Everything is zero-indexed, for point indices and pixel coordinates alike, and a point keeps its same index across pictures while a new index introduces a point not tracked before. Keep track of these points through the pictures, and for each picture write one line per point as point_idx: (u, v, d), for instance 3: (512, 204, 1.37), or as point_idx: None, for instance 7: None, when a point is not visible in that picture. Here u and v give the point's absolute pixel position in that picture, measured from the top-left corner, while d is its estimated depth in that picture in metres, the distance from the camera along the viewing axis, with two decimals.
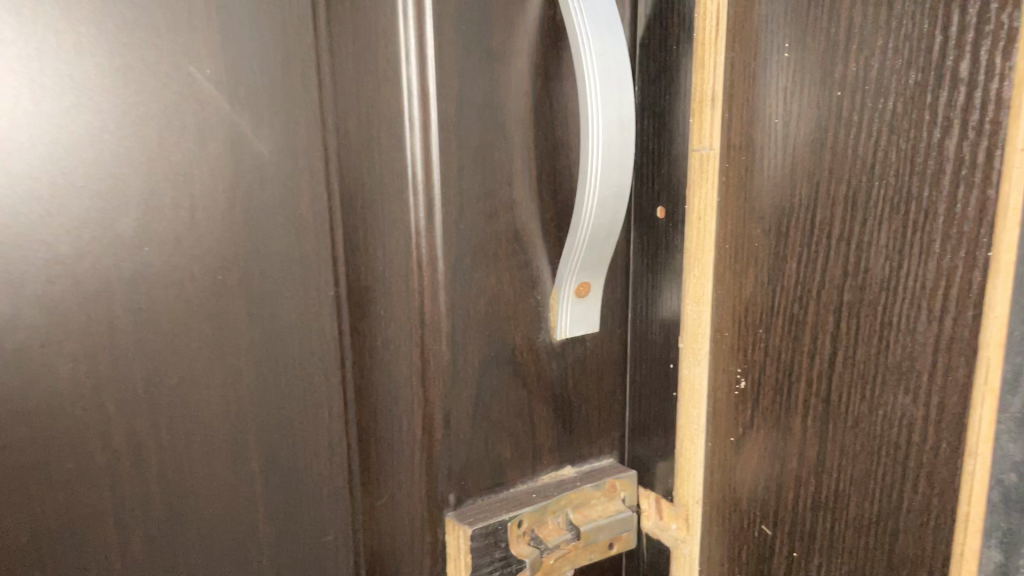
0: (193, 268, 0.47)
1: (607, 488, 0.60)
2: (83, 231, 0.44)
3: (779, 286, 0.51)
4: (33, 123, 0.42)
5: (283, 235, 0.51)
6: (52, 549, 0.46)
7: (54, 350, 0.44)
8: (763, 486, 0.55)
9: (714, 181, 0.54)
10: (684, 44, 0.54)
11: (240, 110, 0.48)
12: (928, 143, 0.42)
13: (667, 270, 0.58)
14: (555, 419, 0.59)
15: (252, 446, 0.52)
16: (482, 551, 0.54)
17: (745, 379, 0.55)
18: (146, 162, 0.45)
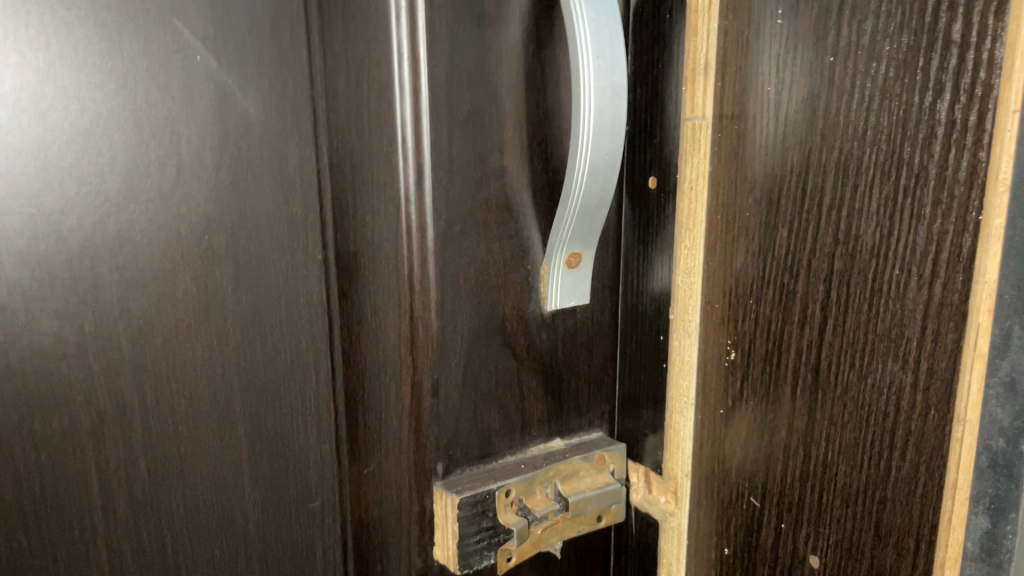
0: (180, 228, 0.48)
1: (596, 460, 0.60)
2: (69, 188, 0.45)
3: (770, 255, 0.51)
4: (20, 78, 0.43)
5: (270, 196, 0.52)
6: (33, 501, 0.47)
7: (39, 308, 0.45)
8: (752, 458, 0.54)
9: (706, 151, 0.53)
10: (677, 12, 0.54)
11: (227, 68, 0.49)
12: (919, 107, 0.42)
13: (658, 241, 0.58)
14: (544, 391, 0.59)
15: (238, 409, 0.53)
16: (469, 520, 0.53)
17: (735, 351, 0.55)
18: (132, 120, 0.46)
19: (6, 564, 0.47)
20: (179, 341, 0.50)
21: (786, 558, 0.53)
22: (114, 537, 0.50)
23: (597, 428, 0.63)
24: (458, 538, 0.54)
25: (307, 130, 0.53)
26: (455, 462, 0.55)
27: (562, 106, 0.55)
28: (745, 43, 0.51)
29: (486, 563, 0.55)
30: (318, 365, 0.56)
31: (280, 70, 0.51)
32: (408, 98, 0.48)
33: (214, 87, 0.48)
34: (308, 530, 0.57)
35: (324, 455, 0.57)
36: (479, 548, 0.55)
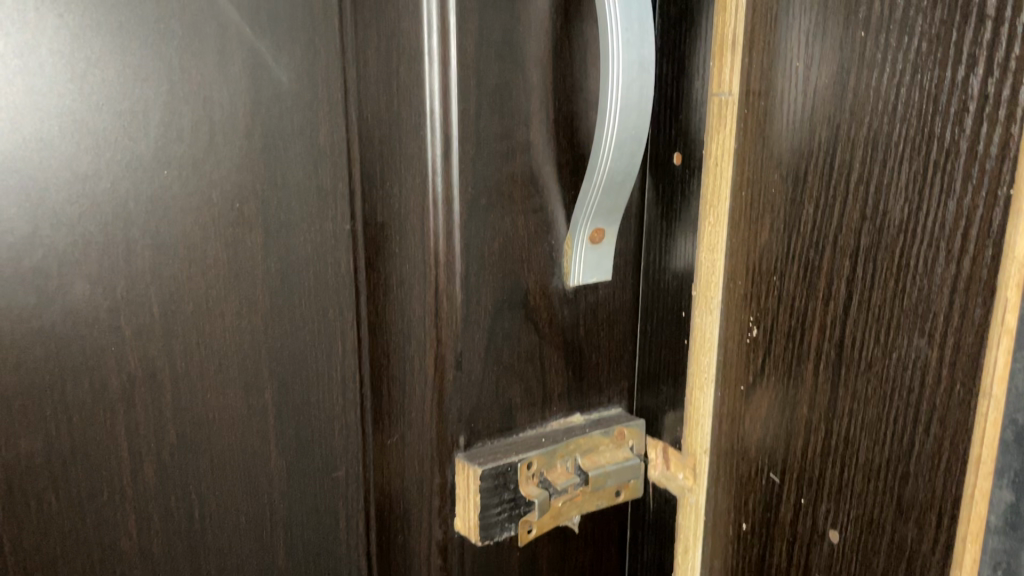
0: (212, 193, 0.49)
1: (616, 435, 0.61)
2: (103, 151, 0.46)
3: (796, 232, 0.51)
4: (57, 42, 0.44)
5: (300, 165, 0.52)
6: (63, 463, 0.48)
7: (71, 272, 0.46)
8: (773, 434, 0.55)
9: (732, 127, 0.54)
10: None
11: (260, 36, 0.49)
12: (952, 81, 0.42)
13: (682, 218, 0.58)
14: (565, 366, 0.59)
15: (265, 376, 0.54)
16: (491, 491, 0.54)
17: (757, 327, 0.55)
18: (165, 84, 0.47)
19: (36, 525, 0.48)
20: (208, 308, 0.51)
21: (805, 533, 0.53)
22: (143, 499, 0.51)
23: (615, 404, 0.63)
24: (480, 509, 0.54)
25: (337, 99, 0.53)
26: (476, 436, 0.55)
27: (588, 80, 0.55)
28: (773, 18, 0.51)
29: (506, 535, 0.56)
30: (345, 335, 0.57)
31: (312, 39, 0.51)
32: (437, 69, 0.48)
33: (246, 54, 0.49)
34: (330, 497, 0.59)
35: (349, 425, 0.59)
36: (501, 520, 0.55)
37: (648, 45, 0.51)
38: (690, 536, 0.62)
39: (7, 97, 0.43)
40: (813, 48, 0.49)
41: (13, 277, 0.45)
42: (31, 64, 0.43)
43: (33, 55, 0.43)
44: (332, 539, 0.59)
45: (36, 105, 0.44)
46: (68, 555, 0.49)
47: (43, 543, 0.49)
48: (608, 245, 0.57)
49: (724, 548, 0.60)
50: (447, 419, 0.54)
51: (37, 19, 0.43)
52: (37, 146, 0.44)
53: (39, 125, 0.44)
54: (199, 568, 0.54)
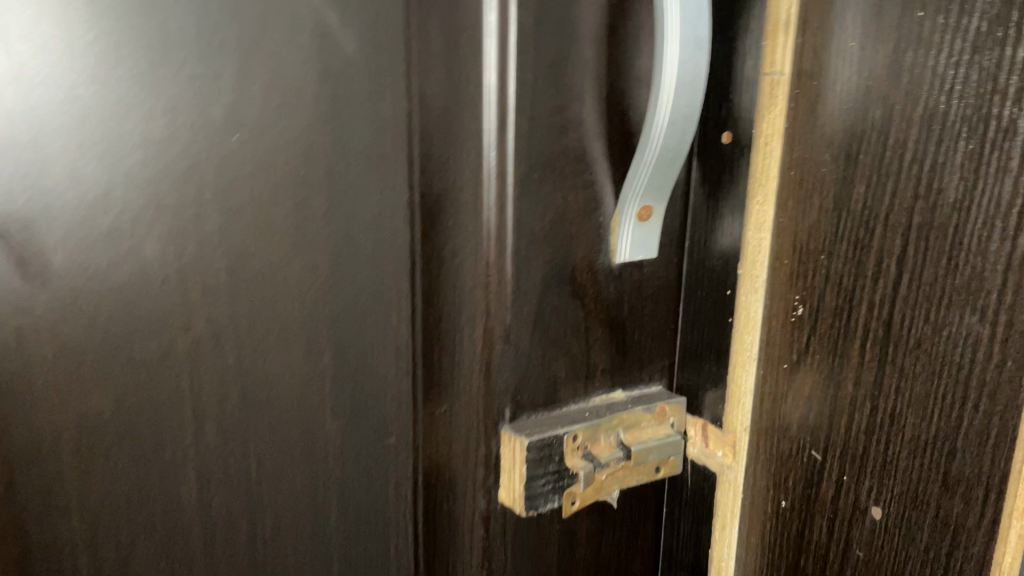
0: (278, 160, 0.51)
1: (657, 412, 0.61)
2: (177, 113, 0.47)
3: (846, 211, 0.52)
4: (136, 10, 0.45)
5: (363, 134, 0.54)
6: (130, 421, 0.50)
7: (143, 232, 0.48)
8: (816, 412, 0.56)
9: (783, 107, 0.54)
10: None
11: (329, 4, 0.50)
12: (1011, 60, 0.42)
13: (730, 197, 0.59)
14: (609, 342, 0.60)
15: (324, 339, 0.55)
16: (536, 462, 0.55)
17: (803, 307, 0.56)
18: (236, 52, 0.48)
19: (102, 480, 0.50)
20: (269, 274, 0.52)
21: (847, 509, 0.54)
22: (202, 460, 0.53)
23: (656, 382, 0.64)
24: (525, 479, 0.55)
25: (400, 69, 0.54)
26: (522, 408, 0.56)
27: (640, 57, 0.55)
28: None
29: (550, 506, 0.57)
30: (400, 305, 0.58)
31: (377, 11, 0.52)
32: (495, 42, 0.49)
33: (313, 24, 0.50)
34: (381, 465, 0.60)
35: (401, 394, 0.60)
36: (545, 491, 0.56)
37: (704, 24, 0.51)
38: (730, 511, 0.62)
39: (85, 62, 0.45)
40: (870, 28, 0.49)
41: (88, 235, 0.47)
42: (112, 31, 0.45)
43: (113, 20, 0.45)
44: (382, 505, 0.61)
45: (114, 69, 0.45)
46: (130, 510, 0.51)
47: (108, 498, 0.51)
48: (655, 223, 0.58)
49: (763, 524, 0.60)
50: (495, 390, 0.54)
51: None
52: (115, 109, 0.46)
53: (116, 88, 0.46)
54: (255, 528, 0.56)
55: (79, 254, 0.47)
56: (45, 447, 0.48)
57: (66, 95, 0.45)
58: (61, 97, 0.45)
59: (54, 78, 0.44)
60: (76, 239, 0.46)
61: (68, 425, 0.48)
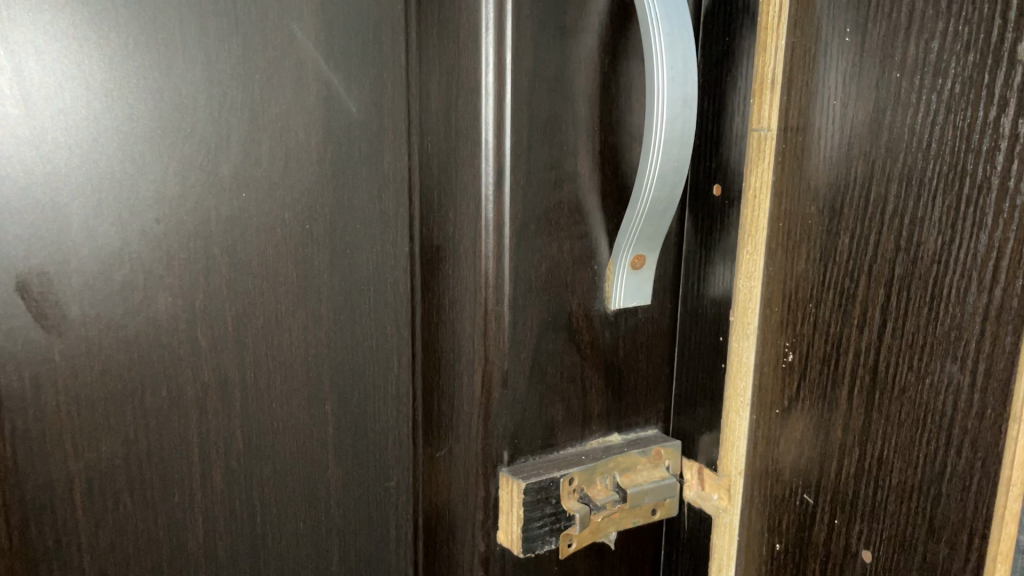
0: (285, 214, 0.54)
1: (652, 454, 0.63)
2: (188, 175, 0.50)
3: (831, 261, 0.54)
4: (155, 80, 0.48)
5: (365, 189, 0.56)
6: (140, 465, 0.52)
7: (156, 283, 0.50)
8: (807, 457, 0.56)
9: (771, 160, 0.57)
10: (745, 31, 0.58)
11: (335, 69, 0.54)
12: (983, 121, 0.44)
13: (721, 246, 0.61)
14: (605, 386, 0.61)
15: (327, 387, 0.58)
16: (534, 505, 0.56)
17: (793, 353, 0.57)
18: (248, 114, 0.51)
19: (112, 523, 0.52)
20: (276, 321, 0.55)
21: (839, 553, 0.55)
22: (210, 501, 0.55)
23: (652, 425, 0.66)
24: (524, 522, 0.56)
25: (402, 128, 0.57)
26: (518, 451, 0.57)
27: (631, 115, 0.57)
28: (811, 60, 0.54)
29: (546, 548, 0.58)
30: (400, 351, 0.61)
31: (381, 74, 0.55)
32: (492, 104, 0.51)
33: (321, 87, 0.53)
34: (383, 505, 0.62)
35: (402, 437, 0.62)
36: (543, 533, 0.58)
37: (692, 84, 0.53)
38: (727, 554, 0.63)
39: (107, 127, 0.48)
40: (850, 87, 0.52)
41: (105, 289, 0.49)
42: (132, 99, 0.48)
43: (133, 84, 0.48)
44: (384, 546, 0.63)
45: (132, 134, 0.48)
46: (139, 552, 0.53)
47: (118, 539, 0.52)
48: (645, 273, 0.60)
49: (759, 567, 0.61)
50: (492, 434, 0.56)
51: (139, 60, 0.48)
52: (133, 168, 0.49)
53: (134, 149, 0.48)
54: (259, 570, 0.57)
55: (97, 306, 0.49)
56: (59, 490, 0.50)
57: (86, 155, 0.47)
58: (82, 160, 0.47)
59: (76, 139, 0.47)
60: (93, 291, 0.49)
61: (81, 469, 0.50)
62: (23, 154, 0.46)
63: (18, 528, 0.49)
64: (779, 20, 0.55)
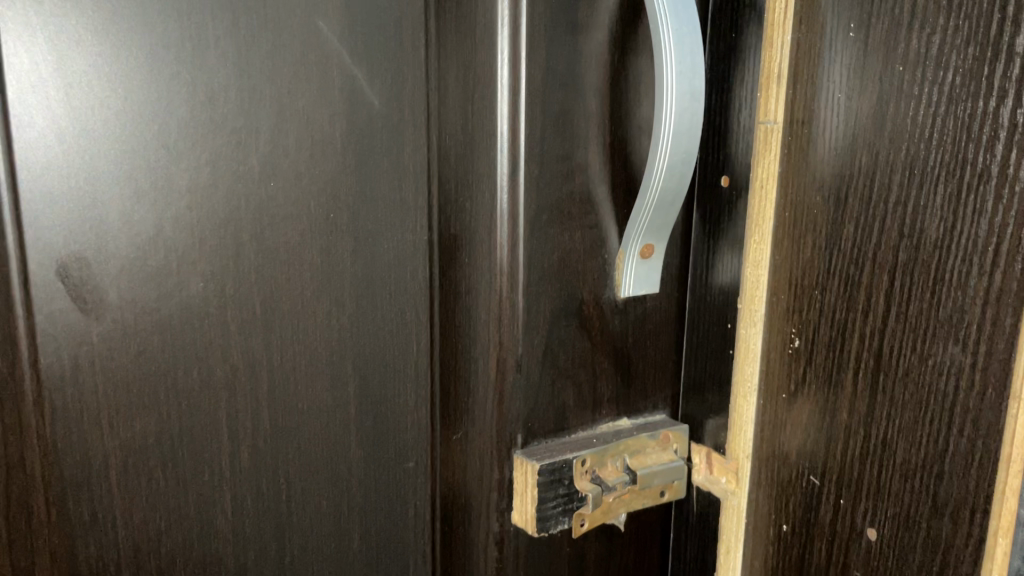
0: (309, 203, 0.56)
1: (661, 438, 0.65)
2: (219, 165, 0.52)
3: (836, 249, 0.55)
4: (188, 73, 0.50)
5: (386, 180, 0.58)
6: (172, 445, 0.54)
7: (188, 269, 0.52)
8: (813, 439, 0.58)
9: (777, 152, 0.58)
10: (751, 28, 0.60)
11: (358, 63, 0.55)
12: (984, 111, 0.46)
13: (729, 236, 0.63)
14: (615, 372, 0.63)
15: (349, 372, 0.59)
16: (548, 486, 0.58)
17: (800, 338, 0.59)
18: (275, 106, 0.53)
19: (145, 501, 0.54)
20: (301, 308, 0.57)
21: (844, 532, 0.57)
22: (238, 481, 0.56)
23: (661, 411, 0.68)
24: (538, 502, 0.58)
25: (421, 121, 0.59)
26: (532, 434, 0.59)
27: (641, 108, 0.59)
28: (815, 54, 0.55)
29: (560, 527, 0.60)
30: (419, 337, 0.62)
31: (401, 69, 0.57)
32: (507, 97, 0.53)
33: (344, 81, 0.55)
34: (403, 487, 0.64)
35: (421, 421, 0.64)
36: (555, 514, 0.59)
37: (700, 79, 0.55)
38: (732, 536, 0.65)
39: (143, 118, 0.49)
40: (854, 80, 0.53)
41: (139, 275, 0.51)
42: (166, 91, 0.50)
43: (167, 77, 0.50)
44: (404, 526, 0.65)
45: (166, 124, 0.50)
46: (170, 529, 0.55)
47: (150, 516, 0.54)
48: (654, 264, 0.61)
49: (765, 548, 0.63)
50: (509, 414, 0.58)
51: (173, 53, 0.49)
52: (166, 158, 0.50)
53: (168, 140, 0.50)
54: (284, 549, 0.59)
55: (132, 291, 0.51)
56: (95, 468, 0.52)
57: (123, 146, 0.49)
58: (119, 150, 0.49)
59: (114, 130, 0.49)
60: (129, 276, 0.51)
61: (116, 448, 0.52)
62: (63, 144, 0.48)
63: (56, 505, 0.51)
64: (780, 16, 0.57)
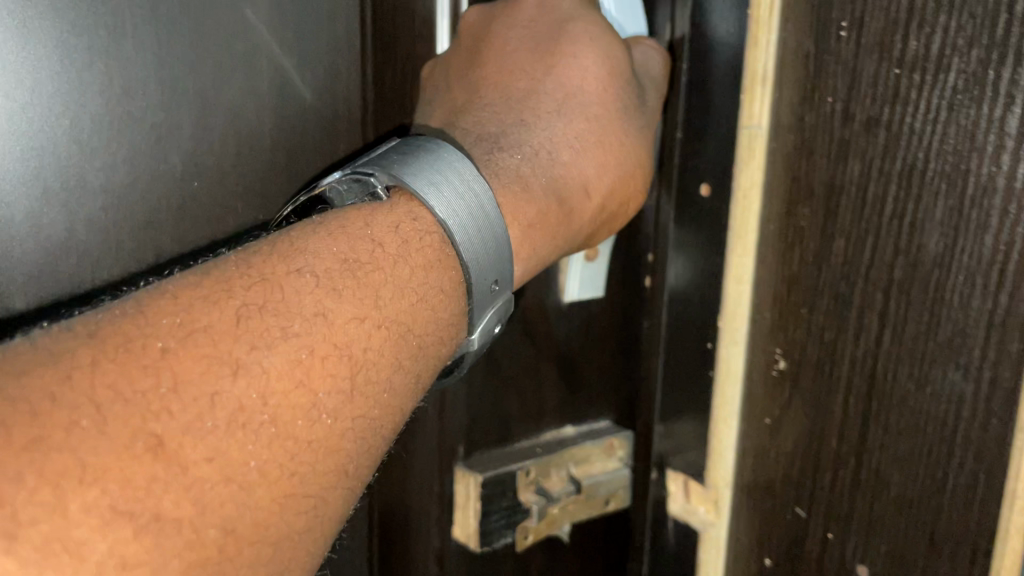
0: (236, 204, 0.54)
1: (606, 445, 0.64)
2: (134, 161, 0.49)
3: (827, 264, 0.51)
4: (99, 61, 0.47)
5: (320, 177, 0.56)
6: None
7: (101, 279, 0.50)
8: (799, 468, 0.54)
9: (761, 158, 0.54)
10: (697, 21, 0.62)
11: (287, 52, 0.53)
12: (989, 120, 0.42)
13: (709, 248, 0.59)
14: (560, 378, 0.62)
15: None
16: (490, 498, 0.57)
17: (785, 360, 0.55)
18: (197, 99, 0.51)
19: None
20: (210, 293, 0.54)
21: (832, 568, 0.53)
22: None
23: (607, 419, 0.66)
24: (480, 516, 0.57)
25: (358, 115, 0.57)
26: (475, 445, 0.59)
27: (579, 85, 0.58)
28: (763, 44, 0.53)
29: (503, 542, 0.59)
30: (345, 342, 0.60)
31: (336, 58, 0.56)
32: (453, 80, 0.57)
33: (274, 72, 0.53)
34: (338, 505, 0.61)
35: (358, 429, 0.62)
36: (499, 529, 0.59)
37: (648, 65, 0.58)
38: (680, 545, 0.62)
39: (49, 112, 0.47)
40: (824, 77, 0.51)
41: (49, 282, 0.49)
42: (76, 81, 0.47)
43: (75, 68, 0.47)
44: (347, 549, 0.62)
45: (76, 119, 0.47)
46: None
47: None
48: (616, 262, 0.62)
49: None
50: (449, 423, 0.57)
51: (84, 41, 0.47)
52: (74, 156, 0.48)
53: (76, 135, 0.48)
54: None
55: (39, 301, 0.48)
56: None
57: (27, 142, 0.46)
58: (22, 145, 0.46)
59: (17, 123, 0.46)
60: (36, 284, 0.48)
61: None
62: None
63: None
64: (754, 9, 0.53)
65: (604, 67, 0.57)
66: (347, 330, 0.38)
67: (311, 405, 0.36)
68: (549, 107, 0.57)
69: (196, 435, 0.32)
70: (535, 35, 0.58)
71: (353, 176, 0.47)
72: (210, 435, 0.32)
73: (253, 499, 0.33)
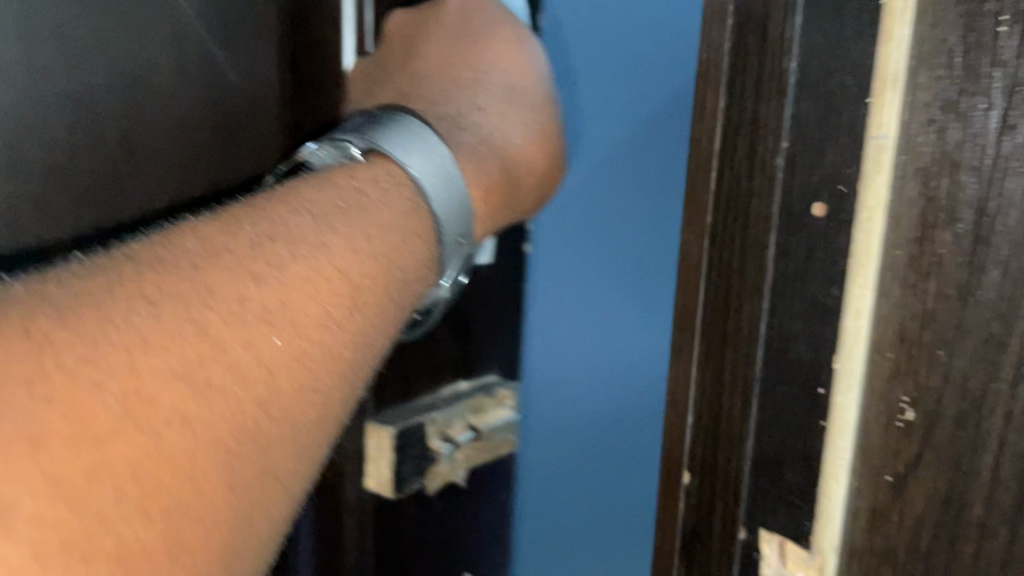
0: (169, 176, 0.62)
1: (496, 396, 0.93)
2: (76, 133, 0.55)
3: (977, 302, 0.44)
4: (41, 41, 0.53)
5: (254, 153, 0.68)
6: None
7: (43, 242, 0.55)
8: (933, 534, 0.47)
9: (890, 175, 0.46)
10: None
11: (213, 31, 0.62)
12: None
13: (821, 278, 0.51)
14: (454, 340, 0.89)
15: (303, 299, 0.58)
16: (396, 449, 0.82)
17: (914, 410, 0.47)
18: (134, 77, 0.58)
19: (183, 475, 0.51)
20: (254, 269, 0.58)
21: None
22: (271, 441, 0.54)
23: (491, 372, 0.95)
24: (392, 466, 0.82)
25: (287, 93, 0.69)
26: (386, 402, 0.83)
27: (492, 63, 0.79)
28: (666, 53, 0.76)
29: (412, 486, 0.85)
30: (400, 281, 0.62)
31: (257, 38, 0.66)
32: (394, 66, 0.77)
33: (201, 54, 0.62)
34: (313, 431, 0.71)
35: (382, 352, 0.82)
36: (409, 472, 0.84)
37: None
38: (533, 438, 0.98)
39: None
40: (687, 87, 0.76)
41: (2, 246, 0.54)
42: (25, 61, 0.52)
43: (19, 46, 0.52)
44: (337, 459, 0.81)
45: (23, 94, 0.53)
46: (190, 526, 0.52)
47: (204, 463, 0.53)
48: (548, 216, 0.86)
49: None
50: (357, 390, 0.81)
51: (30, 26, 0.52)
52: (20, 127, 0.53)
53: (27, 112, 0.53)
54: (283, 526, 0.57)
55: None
56: None
57: None
58: None
59: None
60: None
61: None
62: None
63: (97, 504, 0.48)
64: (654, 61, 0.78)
65: (522, 63, 0.79)
66: (346, 259, 0.54)
67: (322, 318, 0.50)
68: (495, 97, 0.79)
69: (237, 325, 0.45)
70: (467, 29, 0.81)
71: (333, 143, 0.65)
72: (249, 330, 0.45)
73: (284, 386, 0.46)
